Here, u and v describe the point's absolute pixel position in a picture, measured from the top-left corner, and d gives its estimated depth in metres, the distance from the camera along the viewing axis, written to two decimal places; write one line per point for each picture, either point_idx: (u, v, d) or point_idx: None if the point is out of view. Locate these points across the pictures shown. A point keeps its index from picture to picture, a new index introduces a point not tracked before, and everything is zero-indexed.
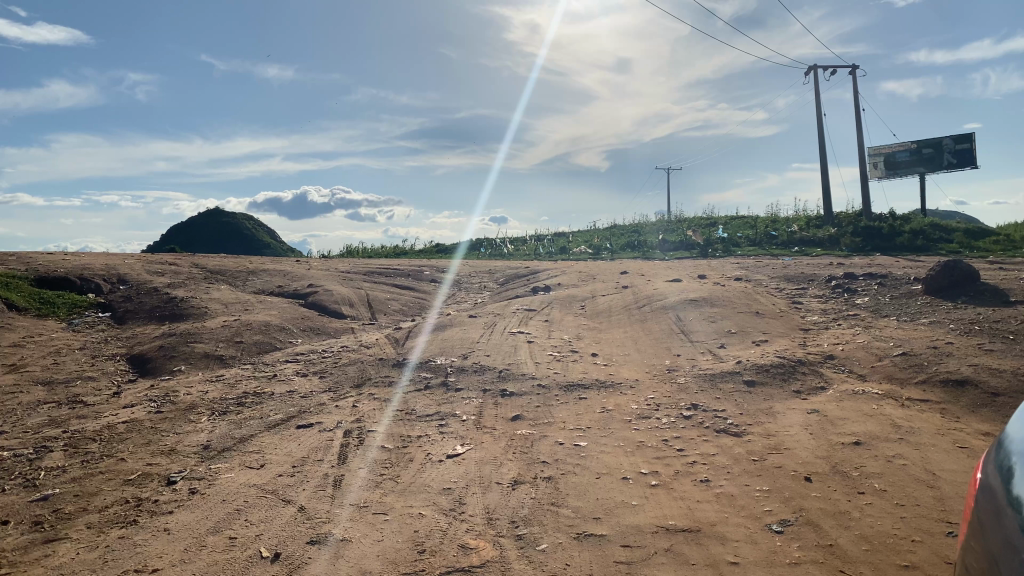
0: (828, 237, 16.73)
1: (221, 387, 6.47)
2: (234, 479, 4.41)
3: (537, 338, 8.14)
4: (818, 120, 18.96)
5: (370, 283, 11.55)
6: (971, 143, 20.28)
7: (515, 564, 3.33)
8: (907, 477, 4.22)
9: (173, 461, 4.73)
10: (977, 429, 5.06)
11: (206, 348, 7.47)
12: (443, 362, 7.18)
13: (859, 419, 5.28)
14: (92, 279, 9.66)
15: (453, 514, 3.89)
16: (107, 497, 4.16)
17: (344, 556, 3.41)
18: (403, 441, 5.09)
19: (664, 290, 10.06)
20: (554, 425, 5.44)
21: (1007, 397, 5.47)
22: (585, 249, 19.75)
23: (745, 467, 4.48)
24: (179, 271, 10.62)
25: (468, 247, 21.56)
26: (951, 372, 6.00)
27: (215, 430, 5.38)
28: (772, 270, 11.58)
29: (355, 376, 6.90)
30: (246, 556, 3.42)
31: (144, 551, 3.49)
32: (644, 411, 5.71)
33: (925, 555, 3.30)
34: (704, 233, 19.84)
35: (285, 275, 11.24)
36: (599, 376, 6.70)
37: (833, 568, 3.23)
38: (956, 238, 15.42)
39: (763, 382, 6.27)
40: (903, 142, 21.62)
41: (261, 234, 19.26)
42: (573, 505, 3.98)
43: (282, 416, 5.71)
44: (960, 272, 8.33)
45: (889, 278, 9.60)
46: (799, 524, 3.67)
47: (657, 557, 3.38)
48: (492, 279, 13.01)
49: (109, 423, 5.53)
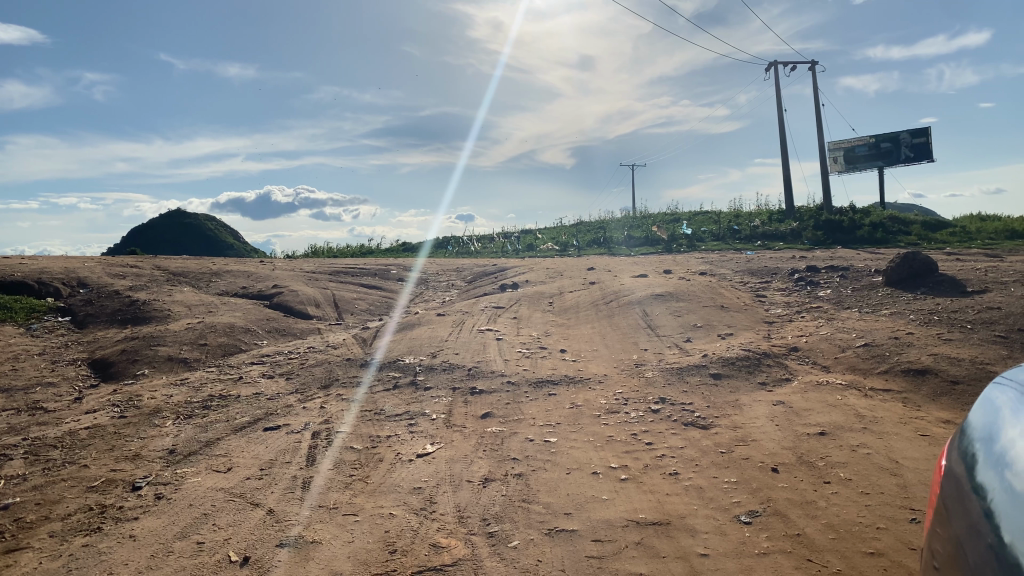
0: (790, 231, 17.02)
1: (186, 391, 6.39)
2: (202, 483, 4.36)
3: (505, 336, 8.15)
4: (779, 116, 19.27)
5: (337, 283, 11.48)
6: (928, 138, 20.68)
7: (487, 562, 3.33)
8: (872, 466, 4.30)
9: (138, 467, 4.66)
10: (938, 417, 5.16)
11: (169, 352, 7.36)
12: (412, 362, 7.15)
13: (824, 410, 5.36)
14: (51, 283, 9.47)
15: (424, 513, 3.88)
16: (71, 505, 4.09)
17: (315, 557, 3.39)
18: (372, 442, 5.06)
19: (630, 286, 10.11)
20: (524, 422, 5.45)
21: (965, 385, 5.59)
22: (552, 247, 19.83)
23: (713, 459, 4.53)
24: (140, 273, 10.46)
25: (435, 246, 21.59)
26: (912, 362, 6.11)
27: (180, 434, 5.30)
28: (735, 264, 11.73)
29: (323, 376, 6.85)
30: (214, 560, 3.38)
31: (109, 559, 3.43)
32: (612, 406, 5.74)
33: (889, 542, 3.36)
34: (669, 229, 20.06)
35: (249, 277, 11.13)
36: (568, 372, 6.74)
37: (801, 557, 3.28)
38: (914, 230, 15.74)
39: (730, 374, 6.34)
40: (861, 138, 22.01)
41: (224, 234, 19.06)
42: (544, 501, 4.00)
43: (249, 419, 5.66)
44: (919, 264, 8.50)
45: (850, 270, 9.76)
46: (767, 515, 3.71)
47: (628, 551, 3.40)
48: (459, 277, 13.01)
49: (71, 429, 5.43)
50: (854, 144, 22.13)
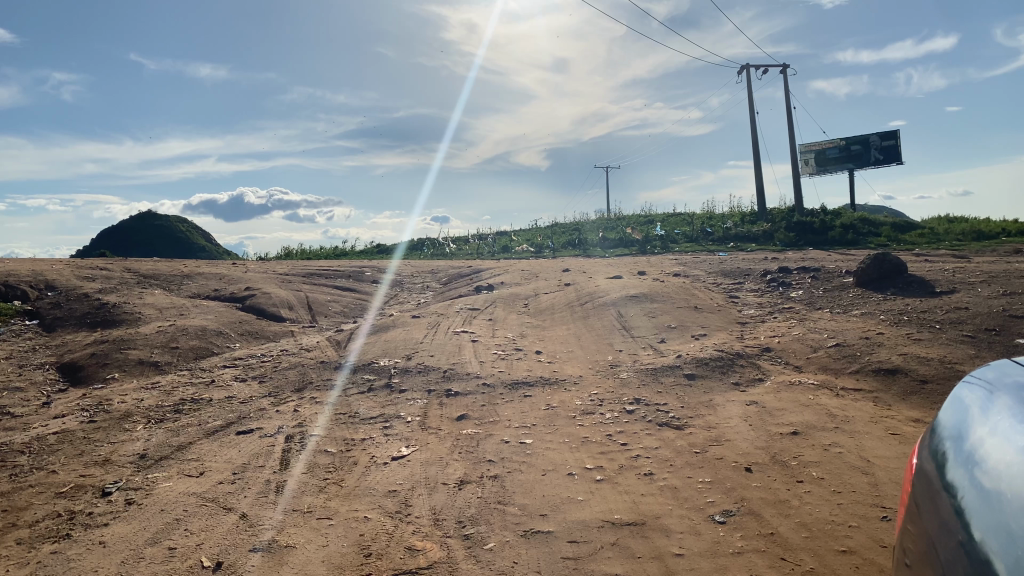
0: (763, 233, 17.20)
1: (157, 395, 6.30)
2: (173, 488, 4.31)
3: (480, 338, 8.14)
4: (753, 118, 19.48)
5: (310, 285, 11.40)
6: (898, 140, 20.96)
7: (463, 564, 3.32)
8: (844, 465, 4.35)
9: (108, 472, 4.59)
10: (908, 416, 5.24)
11: (140, 355, 7.26)
12: (386, 364, 7.12)
13: (797, 409, 5.41)
14: (17, 285, 9.27)
15: (400, 516, 3.86)
16: (38, 511, 4.02)
17: (289, 562, 3.37)
18: (346, 445, 5.03)
19: (605, 287, 10.13)
20: (500, 423, 5.45)
21: (934, 383, 5.68)
22: (527, 248, 19.90)
23: (688, 459, 4.56)
24: (110, 276, 10.32)
25: (408, 248, 21.50)
26: (883, 362, 6.20)
27: (151, 439, 5.24)
28: (708, 265, 11.81)
29: (296, 379, 6.79)
30: (187, 565, 3.34)
31: (79, 566, 3.38)
32: (588, 407, 5.76)
33: (861, 540, 3.41)
34: (643, 230, 20.19)
35: (221, 279, 11.02)
36: (543, 373, 6.74)
37: (774, 556, 3.31)
38: (884, 232, 15.95)
39: (704, 375, 6.38)
40: (832, 140, 22.28)
41: (195, 237, 18.83)
42: (520, 503, 4.00)
43: (221, 423, 5.59)
44: (889, 265, 8.62)
45: (821, 271, 9.88)
46: (741, 515, 3.74)
47: (604, 552, 3.41)
48: (435, 279, 12.99)
49: (39, 435, 5.33)
50: (826, 146, 22.38)
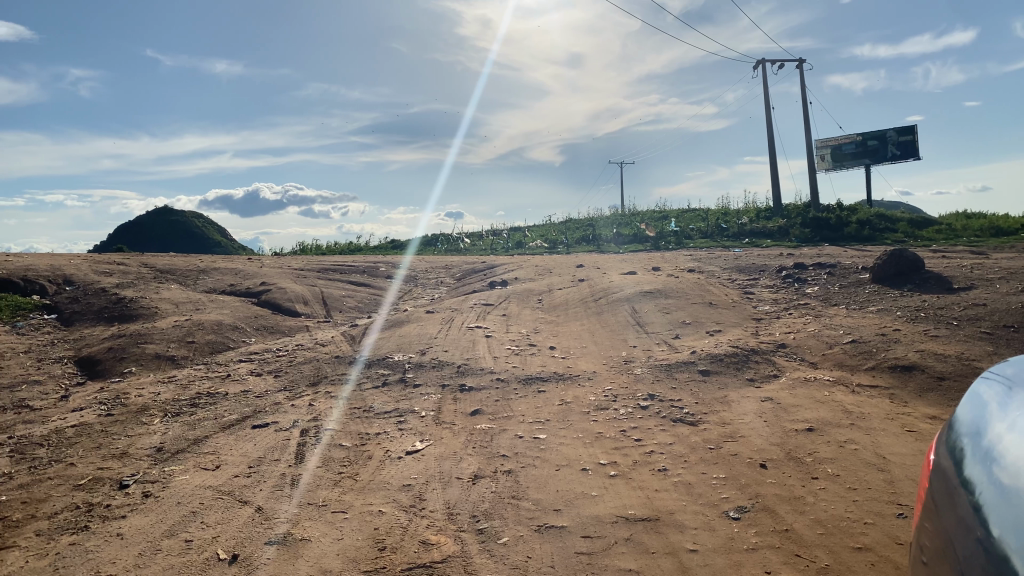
0: (777, 229, 17.12)
1: (174, 389, 6.34)
2: (189, 481, 4.34)
3: (494, 333, 8.15)
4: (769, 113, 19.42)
5: (326, 281, 11.45)
6: (915, 136, 20.79)
7: (477, 559, 3.33)
8: (859, 462, 4.33)
9: (125, 465, 4.63)
10: (924, 413, 5.20)
11: (156, 349, 7.31)
12: (400, 359, 7.14)
13: (812, 406, 5.39)
14: (36, 280, 9.36)
15: (413, 510, 3.87)
16: (57, 503, 4.07)
17: (304, 555, 3.38)
18: (361, 439, 5.05)
19: (619, 283, 10.10)
20: (514, 419, 5.46)
21: (951, 380, 5.64)
22: (541, 243, 19.89)
23: (701, 455, 4.55)
24: (127, 270, 10.40)
25: (422, 244, 21.55)
26: (899, 358, 6.15)
27: (168, 432, 5.28)
28: (724, 261, 11.76)
29: (311, 374, 6.82)
30: (203, 558, 3.36)
31: (97, 557, 3.41)
32: (602, 402, 5.75)
33: (877, 537, 3.39)
34: (657, 226, 20.15)
35: (236, 274, 11.07)
36: (557, 369, 6.75)
37: (789, 552, 3.30)
38: (901, 228, 15.84)
39: (718, 371, 6.36)
40: (849, 135, 22.14)
41: (212, 232, 18.95)
42: (534, 498, 4.00)
43: (237, 417, 5.63)
44: (906, 261, 8.55)
45: (837, 266, 9.83)
46: (755, 511, 3.73)
47: (618, 547, 3.41)
48: (449, 274, 13.01)
49: (57, 428, 5.38)
50: (842, 142, 22.24)
